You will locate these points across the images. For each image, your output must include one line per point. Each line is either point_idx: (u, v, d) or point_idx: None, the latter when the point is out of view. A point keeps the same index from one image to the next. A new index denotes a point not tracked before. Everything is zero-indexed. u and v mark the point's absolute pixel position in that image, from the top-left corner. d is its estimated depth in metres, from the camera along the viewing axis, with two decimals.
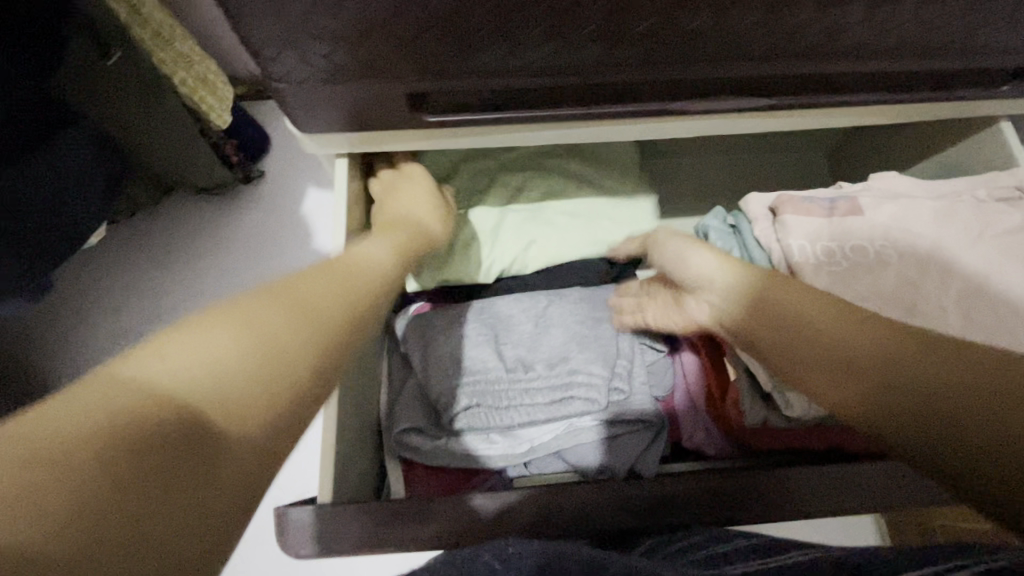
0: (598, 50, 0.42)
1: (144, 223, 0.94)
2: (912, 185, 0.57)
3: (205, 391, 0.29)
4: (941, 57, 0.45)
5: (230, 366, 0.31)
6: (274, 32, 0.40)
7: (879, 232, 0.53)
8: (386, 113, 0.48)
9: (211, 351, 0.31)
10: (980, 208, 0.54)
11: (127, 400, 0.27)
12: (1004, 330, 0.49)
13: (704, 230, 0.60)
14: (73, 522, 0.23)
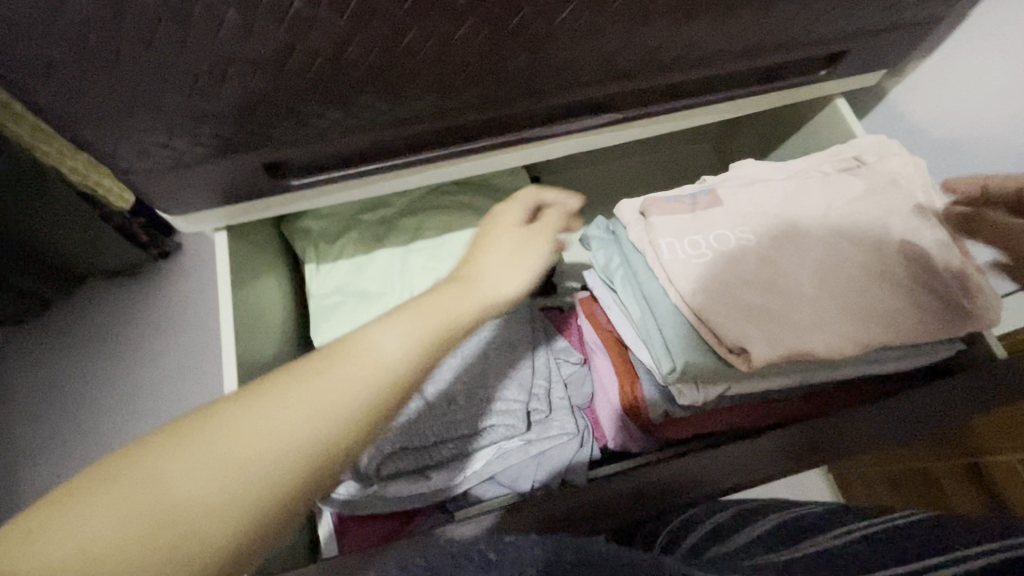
0: (432, 98, 0.44)
1: (66, 316, 1.03)
2: (767, 170, 0.61)
3: (210, 495, 0.31)
4: (750, 57, 0.52)
5: (190, 490, 0.31)
6: (101, 132, 0.39)
7: (740, 219, 0.56)
8: (248, 185, 0.49)
9: (184, 474, 0.31)
10: (827, 181, 0.58)
11: (133, 504, 0.30)
12: (860, 294, 0.52)
13: (589, 240, 0.63)
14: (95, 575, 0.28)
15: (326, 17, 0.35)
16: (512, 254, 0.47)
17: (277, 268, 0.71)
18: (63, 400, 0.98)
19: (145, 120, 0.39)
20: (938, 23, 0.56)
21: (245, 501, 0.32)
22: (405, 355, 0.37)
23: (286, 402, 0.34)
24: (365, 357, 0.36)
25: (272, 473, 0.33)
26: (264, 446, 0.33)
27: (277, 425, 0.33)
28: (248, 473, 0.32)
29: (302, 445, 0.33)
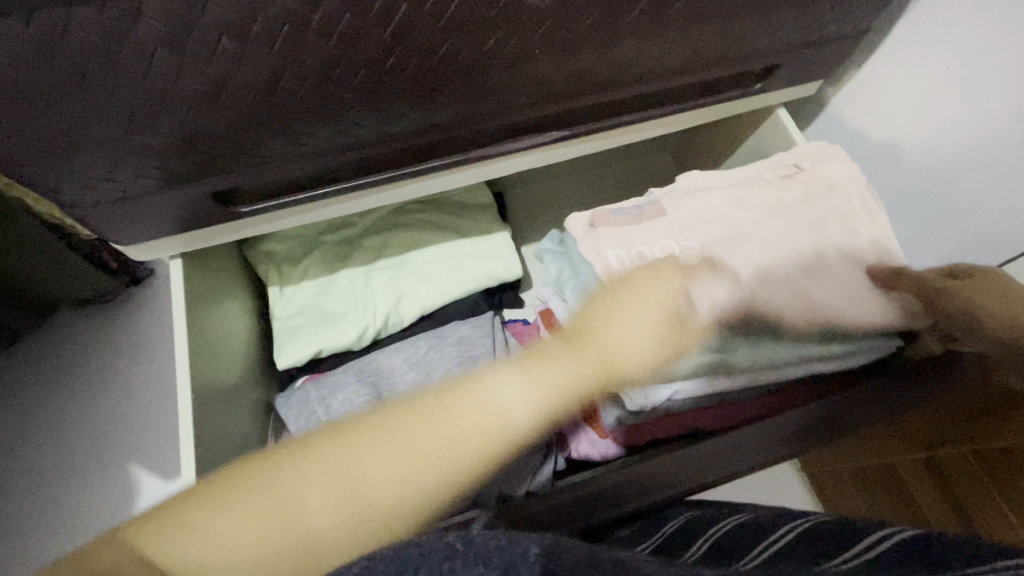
0: (373, 124, 0.45)
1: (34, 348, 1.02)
2: (713, 179, 0.63)
3: (267, 557, 0.34)
4: (683, 73, 0.54)
5: (270, 516, 0.34)
6: (43, 168, 0.40)
7: (685, 227, 0.58)
8: (199, 214, 0.50)
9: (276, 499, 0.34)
10: (769, 188, 0.60)
11: (205, 550, 0.33)
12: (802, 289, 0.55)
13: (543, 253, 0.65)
14: None
15: (257, 52, 0.36)
16: (648, 325, 0.46)
17: (240, 292, 0.72)
18: (39, 434, 0.98)
19: (87, 155, 0.40)
20: (862, 36, 0.58)
21: (342, 533, 0.35)
22: (529, 417, 0.40)
23: (390, 447, 0.37)
24: (457, 416, 0.39)
25: (367, 503, 0.35)
26: (361, 488, 0.35)
27: (378, 470, 0.36)
28: (353, 505, 0.35)
29: (374, 510, 0.35)
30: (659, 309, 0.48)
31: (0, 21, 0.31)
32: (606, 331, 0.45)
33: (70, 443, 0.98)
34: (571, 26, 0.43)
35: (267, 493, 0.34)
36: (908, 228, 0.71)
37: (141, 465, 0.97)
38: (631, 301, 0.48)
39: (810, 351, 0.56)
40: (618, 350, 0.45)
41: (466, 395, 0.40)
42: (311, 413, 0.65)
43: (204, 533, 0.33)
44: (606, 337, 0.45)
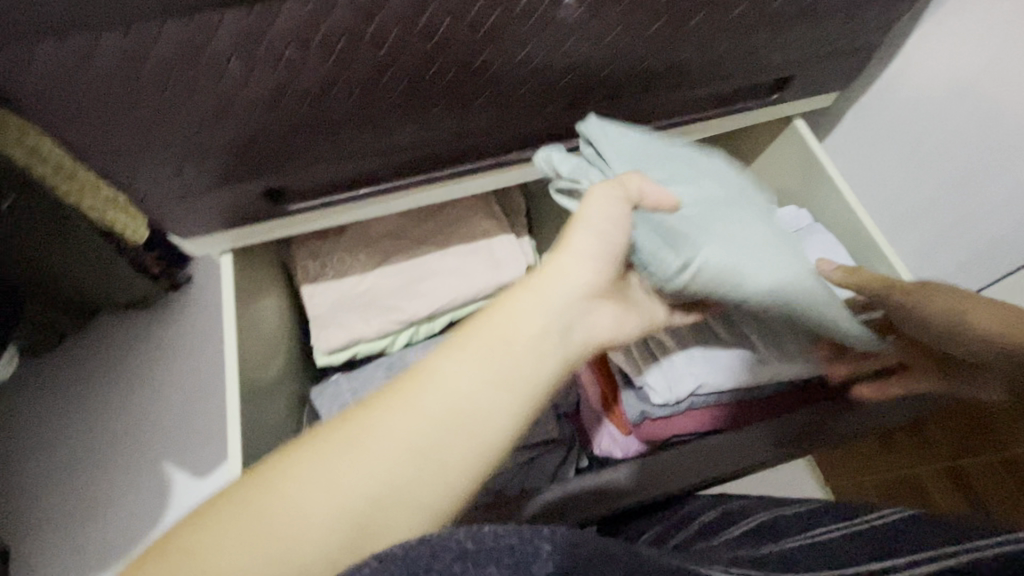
0: (417, 129, 0.50)
1: (85, 347, 1.10)
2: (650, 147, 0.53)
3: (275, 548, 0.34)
4: (709, 85, 0.58)
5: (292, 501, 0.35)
6: (121, 164, 0.45)
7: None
8: (251, 210, 0.54)
9: (317, 483, 0.36)
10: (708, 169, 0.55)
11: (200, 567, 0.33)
12: (471, 285, 0.75)
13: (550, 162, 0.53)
14: None
15: (314, 60, 0.41)
16: (479, 354, 0.40)
17: (278, 291, 0.76)
18: (87, 429, 1.05)
19: (159, 152, 0.44)
20: (875, 50, 0.61)
21: (459, 431, 0.39)
22: (471, 396, 0.39)
23: (333, 468, 0.36)
24: (378, 424, 0.38)
25: (461, 430, 0.39)
26: (355, 460, 0.37)
27: (431, 421, 0.38)
28: (441, 436, 0.38)
29: (466, 411, 0.39)
30: (497, 357, 0.41)
31: (104, 35, 0.36)
32: (511, 325, 0.42)
33: (116, 437, 1.04)
34: (598, 38, 0.47)
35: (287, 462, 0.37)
36: (914, 240, 0.72)
37: (177, 460, 1.02)
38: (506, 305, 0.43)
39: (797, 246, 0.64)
40: (565, 283, 0.44)
41: (426, 381, 0.40)
42: (344, 403, 0.68)
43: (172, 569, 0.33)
44: (512, 356, 0.41)
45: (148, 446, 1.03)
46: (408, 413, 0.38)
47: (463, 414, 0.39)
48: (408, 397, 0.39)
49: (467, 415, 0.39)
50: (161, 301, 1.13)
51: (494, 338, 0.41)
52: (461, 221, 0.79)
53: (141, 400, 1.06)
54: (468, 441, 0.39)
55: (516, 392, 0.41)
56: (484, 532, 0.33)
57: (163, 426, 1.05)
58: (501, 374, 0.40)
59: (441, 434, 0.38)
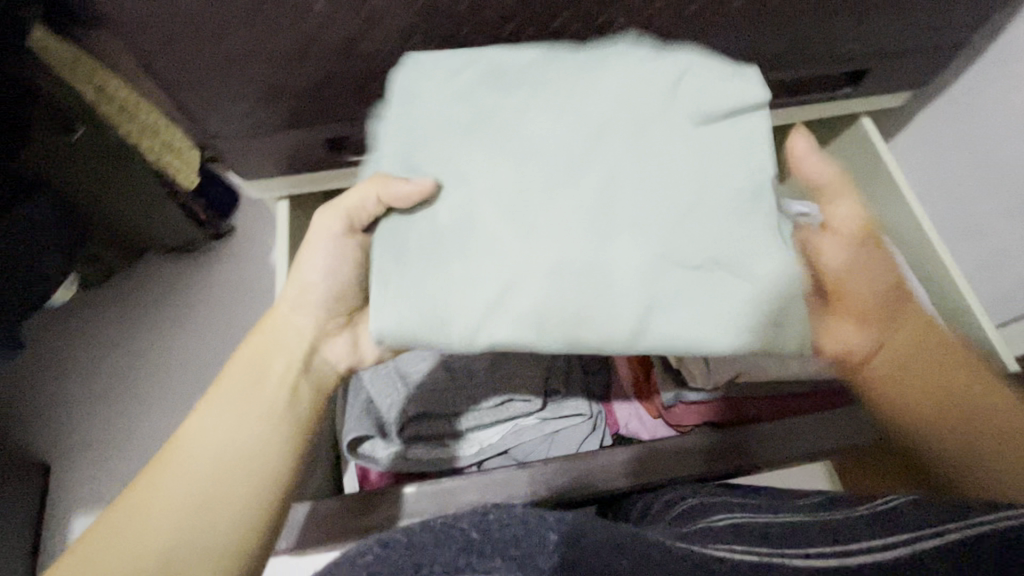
0: None
1: (132, 284, 1.15)
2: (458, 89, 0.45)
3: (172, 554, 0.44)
4: (781, 72, 0.56)
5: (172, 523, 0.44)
6: (200, 96, 0.46)
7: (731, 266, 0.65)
8: (313, 157, 0.55)
9: (147, 525, 0.44)
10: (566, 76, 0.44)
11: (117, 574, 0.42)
12: None
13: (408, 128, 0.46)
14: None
15: (395, 7, 0.41)
16: (234, 405, 0.49)
17: None
18: (127, 361, 1.09)
19: (236, 90, 0.46)
20: (959, 49, 0.59)
21: (210, 491, 0.46)
22: (228, 436, 0.48)
23: (178, 490, 0.46)
24: (185, 453, 0.47)
25: (225, 475, 0.47)
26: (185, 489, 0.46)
27: (193, 467, 0.47)
28: (216, 479, 0.46)
29: (232, 455, 0.47)
30: (248, 397, 0.50)
31: None
32: (280, 338, 0.53)
33: (154, 373, 1.08)
34: (678, 10, 0.46)
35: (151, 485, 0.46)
36: (974, 253, 0.70)
37: None
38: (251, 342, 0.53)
39: None
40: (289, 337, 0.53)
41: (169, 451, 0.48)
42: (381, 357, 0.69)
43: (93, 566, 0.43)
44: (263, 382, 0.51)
45: (183, 384, 1.07)
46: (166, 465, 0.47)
47: (247, 447, 0.48)
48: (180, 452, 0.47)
49: (231, 457, 0.47)
50: (206, 247, 1.17)
51: (243, 373, 0.51)
52: None
53: (179, 339, 1.10)
54: (240, 475, 0.47)
55: (228, 460, 0.47)
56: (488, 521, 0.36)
57: (199, 368, 1.08)
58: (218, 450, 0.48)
59: (223, 476, 0.47)
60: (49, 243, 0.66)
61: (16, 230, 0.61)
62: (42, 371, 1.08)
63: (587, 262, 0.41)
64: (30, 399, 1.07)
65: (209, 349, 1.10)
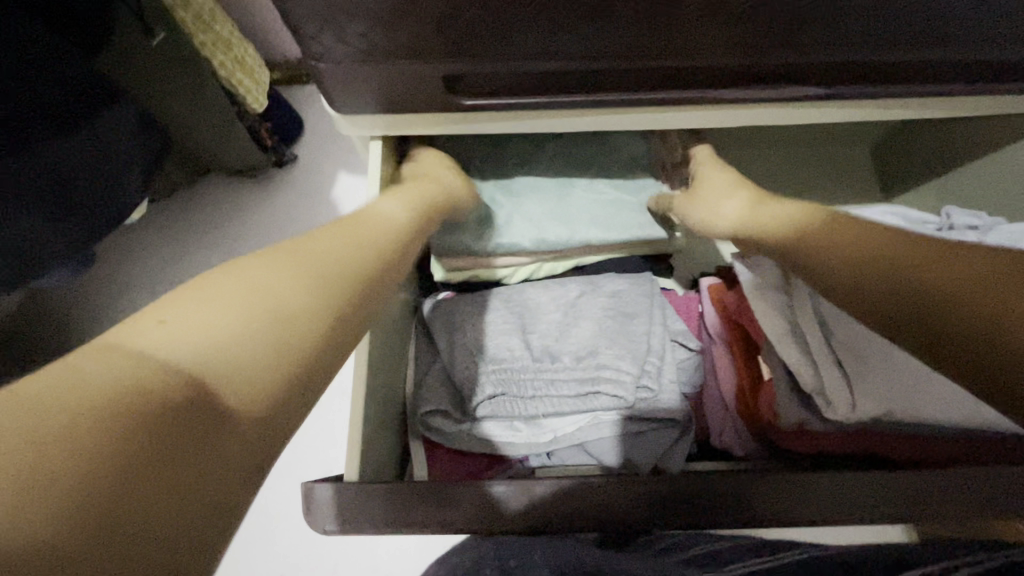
0: (638, 30, 0.42)
1: (194, 206, 1.11)
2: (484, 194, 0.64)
3: (243, 345, 0.29)
4: (1002, 46, 0.45)
5: (265, 306, 0.31)
6: (316, 9, 0.39)
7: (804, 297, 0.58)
8: (421, 96, 0.48)
9: (220, 309, 0.30)
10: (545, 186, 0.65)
11: (131, 380, 0.25)
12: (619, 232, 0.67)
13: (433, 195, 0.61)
14: (92, 476, 0.22)
15: None
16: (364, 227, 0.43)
17: None
18: (185, 283, 1.07)
19: (354, 2, 0.39)
20: None
21: (333, 273, 0.36)
22: (361, 242, 0.41)
23: (281, 274, 0.34)
24: (306, 247, 0.37)
25: (341, 275, 0.37)
26: (262, 305, 0.31)
27: (309, 260, 0.36)
28: (321, 274, 0.35)
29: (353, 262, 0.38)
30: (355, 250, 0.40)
31: None
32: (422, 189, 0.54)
33: None
34: None
35: (241, 273, 0.33)
36: None
37: None
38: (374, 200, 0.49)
39: None
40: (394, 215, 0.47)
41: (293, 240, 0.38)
42: (456, 326, 0.64)
43: (86, 368, 0.25)
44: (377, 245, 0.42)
45: None
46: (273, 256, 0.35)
47: (375, 259, 0.40)
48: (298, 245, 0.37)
49: (339, 254, 0.38)
50: (270, 176, 1.12)
51: (373, 217, 0.45)
52: None
53: None
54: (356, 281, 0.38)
55: (362, 256, 0.40)
56: None
57: None
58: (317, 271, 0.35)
59: (340, 273, 0.37)
60: (127, 159, 0.60)
61: (96, 143, 0.55)
62: (103, 285, 1.07)
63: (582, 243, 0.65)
64: (91, 311, 1.06)
65: None
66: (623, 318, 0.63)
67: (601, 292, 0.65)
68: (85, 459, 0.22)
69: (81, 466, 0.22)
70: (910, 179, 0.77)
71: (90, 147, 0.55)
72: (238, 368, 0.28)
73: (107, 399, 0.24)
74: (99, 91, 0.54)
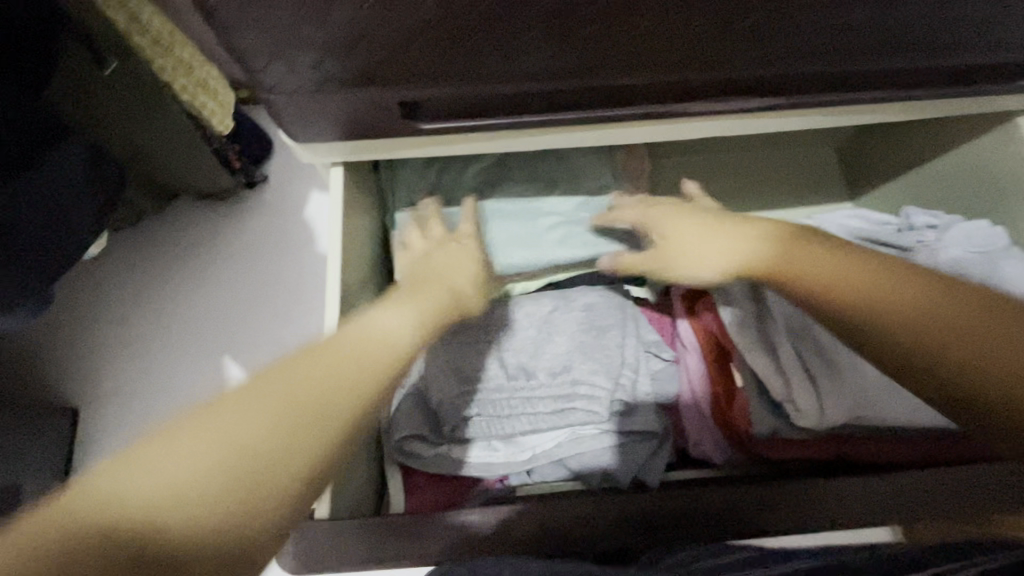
0: (592, 54, 0.42)
1: (161, 233, 1.09)
2: (456, 219, 0.67)
3: (180, 501, 0.34)
4: (953, 52, 0.46)
5: (235, 451, 0.36)
6: (261, 44, 0.38)
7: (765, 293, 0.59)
8: (379, 122, 0.47)
9: (182, 459, 0.35)
10: (508, 203, 0.68)
11: (94, 522, 0.32)
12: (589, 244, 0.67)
13: (402, 231, 0.67)
14: (166, 510, 0.33)
15: None
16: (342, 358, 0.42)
17: (372, 217, 0.70)
18: (155, 312, 1.05)
19: (302, 36, 0.38)
20: None
21: (291, 413, 0.38)
22: (331, 370, 0.41)
23: (248, 417, 0.37)
24: (278, 383, 0.39)
25: (309, 407, 0.38)
26: (225, 449, 0.36)
27: (282, 397, 0.38)
28: (291, 413, 0.38)
29: (334, 397, 0.39)
30: (333, 384, 0.40)
31: None
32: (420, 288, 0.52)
33: (183, 328, 1.04)
34: None
35: (217, 420, 0.37)
36: None
37: (243, 361, 1.02)
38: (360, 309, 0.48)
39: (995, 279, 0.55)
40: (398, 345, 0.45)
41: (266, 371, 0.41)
42: (430, 350, 0.63)
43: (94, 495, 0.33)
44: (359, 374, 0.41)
45: (213, 342, 1.03)
46: (248, 396, 0.38)
47: (357, 384, 0.41)
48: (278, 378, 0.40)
49: (309, 395, 0.39)
50: (240, 199, 1.11)
51: (363, 342, 0.44)
52: (579, 168, 0.70)
53: (210, 294, 1.05)
54: (329, 418, 0.39)
55: (340, 388, 0.40)
56: None
57: (231, 325, 1.04)
58: (286, 398, 0.38)
59: (313, 411, 0.38)
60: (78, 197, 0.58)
61: (43, 183, 0.54)
62: (68, 318, 1.04)
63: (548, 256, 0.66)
64: (56, 346, 1.03)
65: (241, 307, 1.05)
66: (598, 332, 0.63)
67: (574, 305, 0.65)
68: (154, 499, 0.34)
69: (153, 501, 0.33)
70: (878, 180, 0.78)
71: (34, 188, 0.53)
72: (206, 505, 0.34)
73: (167, 501, 0.34)
74: (33, 131, 0.53)
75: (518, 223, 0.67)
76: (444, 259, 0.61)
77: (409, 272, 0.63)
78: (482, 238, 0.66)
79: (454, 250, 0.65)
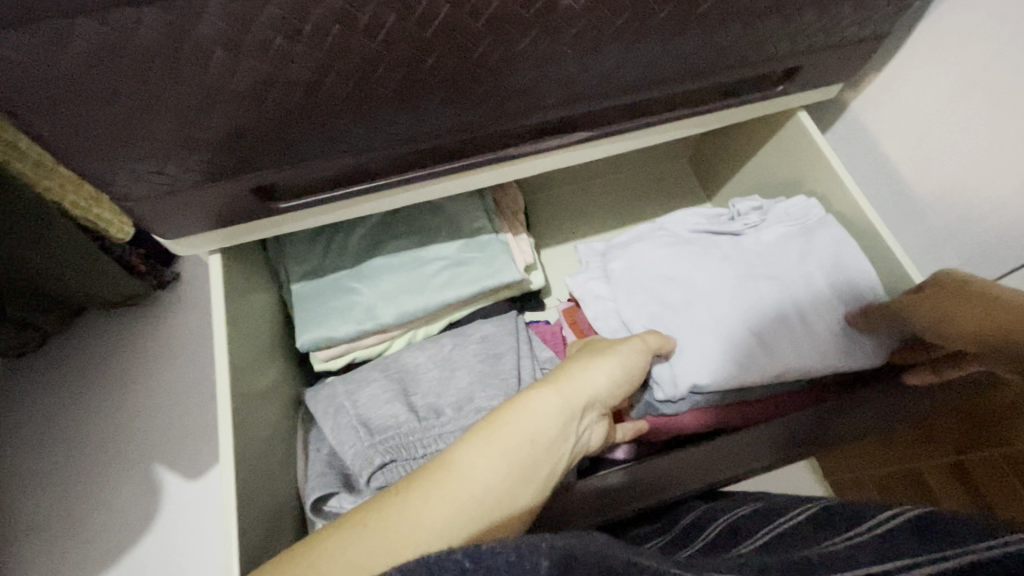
0: (411, 123, 0.48)
1: (69, 348, 1.07)
2: (349, 283, 0.72)
3: None
4: (718, 74, 0.56)
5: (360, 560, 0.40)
6: (103, 159, 0.43)
7: (616, 288, 0.68)
8: (239, 210, 0.52)
9: (361, 560, 0.40)
10: (395, 258, 0.73)
11: None
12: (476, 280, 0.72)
13: (299, 301, 0.70)
14: None
15: (304, 49, 0.40)
16: (509, 446, 0.46)
17: (270, 294, 0.73)
18: (69, 431, 1.02)
19: (138, 148, 0.43)
20: (883, 39, 0.59)
21: (431, 530, 0.42)
22: (493, 473, 0.45)
23: (371, 529, 0.42)
24: (412, 507, 0.43)
25: (441, 520, 0.42)
26: (377, 546, 0.41)
27: (454, 512, 0.43)
28: (404, 537, 0.41)
29: (434, 524, 0.42)
30: (519, 454, 0.46)
31: (76, 21, 0.34)
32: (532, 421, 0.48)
33: (100, 442, 1.01)
34: (603, 27, 0.46)
35: (357, 525, 0.42)
36: (916, 235, 0.71)
37: (167, 465, 0.99)
38: (519, 410, 0.49)
39: (807, 245, 0.66)
40: (590, 394, 0.52)
41: (450, 471, 0.45)
42: (339, 408, 0.65)
43: None
44: (535, 455, 0.47)
45: (133, 451, 1.00)
46: (431, 494, 0.43)
47: (460, 492, 0.43)
48: (440, 483, 0.44)
49: (423, 517, 0.42)
50: (150, 299, 1.11)
51: (519, 438, 0.47)
52: (457, 214, 0.76)
53: (127, 402, 1.03)
54: (422, 530, 0.42)
55: (475, 518, 0.43)
56: (475, 555, 0.34)
57: (152, 430, 1.01)
58: (400, 527, 0.42)
59: (409, 531, 0.42)
60: None
61: None
62: None
63: (437, 298, 0.70)
64: None
65: (161, 407, 1.03)
66: (495, 360, 0.68)
67: (470, 341, 0.70)
68: None
69: None
70: (721, 178, 0.88)
71: None
72: None
73: None
74: None
75: (407, 276, 0.72)
76: (586, 370, 0.53)
77: (311, 333, 0.68)
78: (376, 294, 0.71)
79: (352, 310, 0.70)
